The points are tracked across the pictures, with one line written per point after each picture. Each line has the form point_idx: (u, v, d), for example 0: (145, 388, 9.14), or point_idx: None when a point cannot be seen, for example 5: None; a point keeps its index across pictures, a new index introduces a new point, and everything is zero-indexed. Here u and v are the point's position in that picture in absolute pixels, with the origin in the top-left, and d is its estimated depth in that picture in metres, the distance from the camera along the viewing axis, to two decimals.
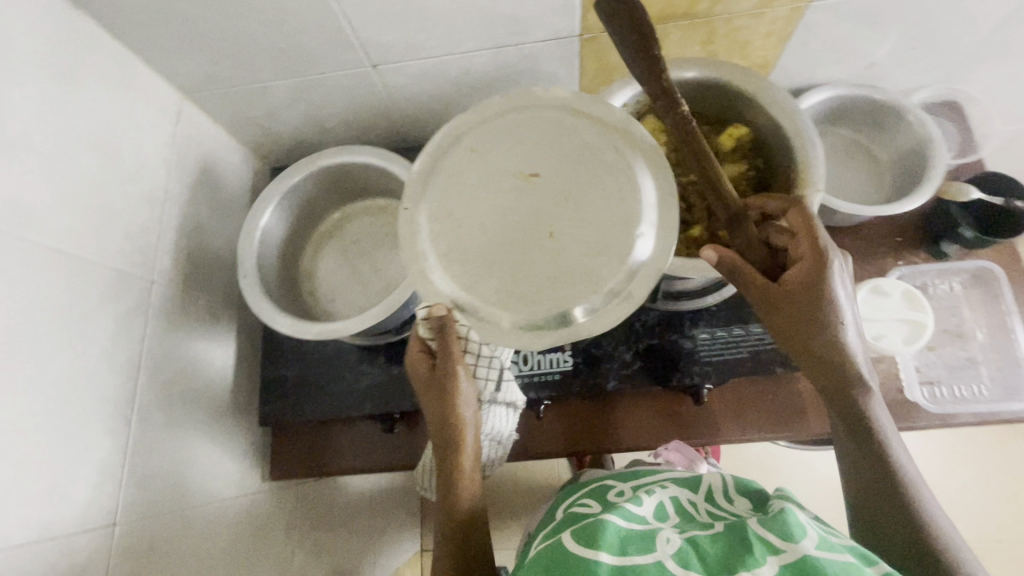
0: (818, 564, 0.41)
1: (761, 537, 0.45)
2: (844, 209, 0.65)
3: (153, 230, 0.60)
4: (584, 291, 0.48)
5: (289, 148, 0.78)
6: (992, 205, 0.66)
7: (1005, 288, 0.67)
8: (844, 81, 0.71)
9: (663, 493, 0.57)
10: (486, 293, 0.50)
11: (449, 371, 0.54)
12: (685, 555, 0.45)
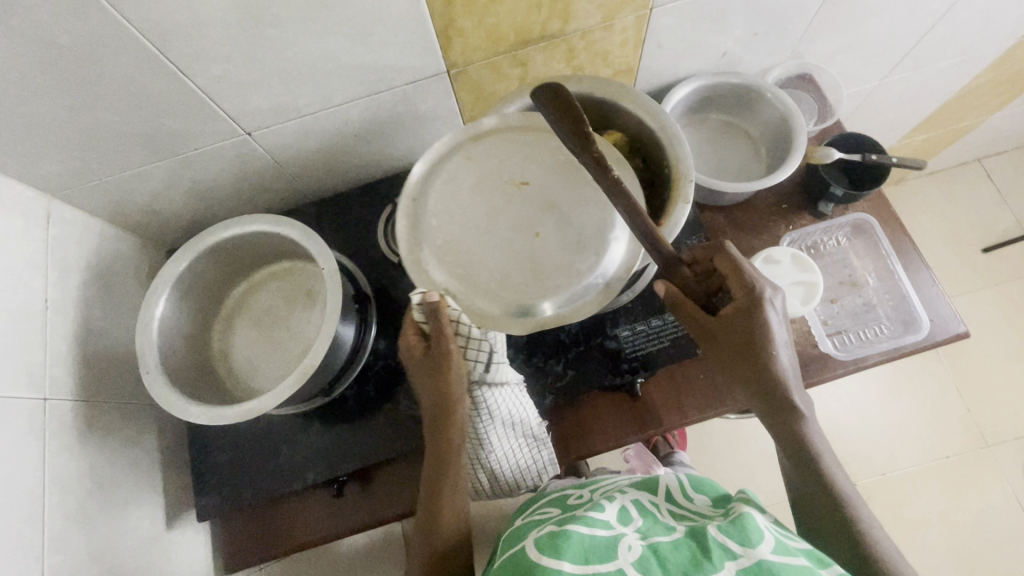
0: (773, 568, 0.43)
1: (721, 543, 0.46)
2: (728, 189, 0.70)
3: (36, 343, 0.56)
4: (557, 289, 0.55)
5: (183, 226, 0.75)
6: (854, 163, 0.73)
7: (880, 234, 0.73)
8: (705, 71, 0.76)
9: (624, 497, 0.57)
10: (474, 284, 0.57)
11: (442, 352, 0.58)
12: (648, 561, 0.46)
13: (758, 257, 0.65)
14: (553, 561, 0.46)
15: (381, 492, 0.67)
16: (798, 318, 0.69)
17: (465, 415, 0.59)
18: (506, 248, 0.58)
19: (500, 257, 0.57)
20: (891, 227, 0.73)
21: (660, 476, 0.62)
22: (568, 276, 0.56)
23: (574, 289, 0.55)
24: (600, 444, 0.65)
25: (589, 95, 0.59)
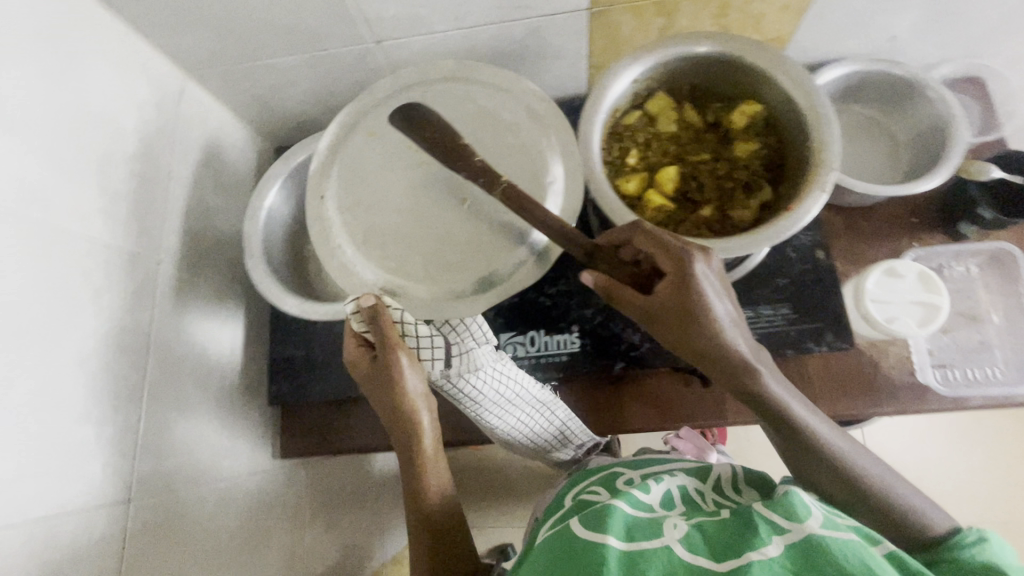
0: (824, 541, 0.40)
1: (765, 518, 0.44)
2: (860, 189, 0.64)
3: (159, 210, 0.60)
4: (498, 256, 0.53)
5: (293, 127, 0.77)
6: (1012, 183, 0.64)
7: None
8: (861, 56, 0.69)
9: (671, 482, 0.57)
10: (414, 271, 0.53)
11: (392, 361, 0.54)
12: (695, 543, 0.45)
13: (879, 268, 0.61)
14: (597, 535, 0.46)
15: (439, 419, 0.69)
16: (903, 341, 0.64)
17: (425, 416, 0.58)
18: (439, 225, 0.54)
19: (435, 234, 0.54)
20: None
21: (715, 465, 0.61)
22: (503, 245, 0.53)
23: (516, 258, 0.52)
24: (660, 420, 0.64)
25: (736, 58, 0.54)
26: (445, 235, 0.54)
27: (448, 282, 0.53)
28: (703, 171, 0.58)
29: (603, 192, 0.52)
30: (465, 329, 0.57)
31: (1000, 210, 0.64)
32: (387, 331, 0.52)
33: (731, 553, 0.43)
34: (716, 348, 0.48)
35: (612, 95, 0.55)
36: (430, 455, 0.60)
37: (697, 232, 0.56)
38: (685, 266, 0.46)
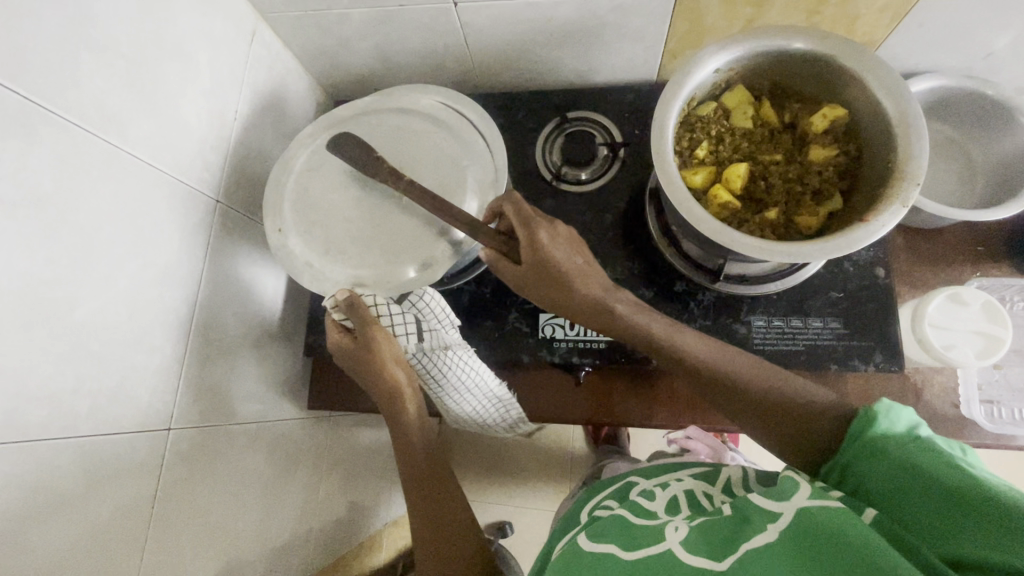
0: (814, 514, 0.38)
1: (760, 506, 0.43)
2: (930, 209, 0.62)
3: (222, 150, 0.60)
4: (420, 255, 0.58)
5: (356, 81, 0.77)
6: None
7: None
8: (951, 71, 0.66)
9: (676, 487, 0.56)
10: (361, 265, 0.59)
11: (371, 340, 0.55)
12: (695, 540, 0.43)
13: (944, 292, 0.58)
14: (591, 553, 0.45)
15: None
16: (951, 371, 0.62)
17: (410, 391, 0.58)
18: (371, 229, 0.60)
19: (379, 238, 0.59)
20: None
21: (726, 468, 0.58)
22: (432, 246, 0.58)
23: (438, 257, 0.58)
24: (681, 419, 0.65)
25: (827, 58, 0.52)
26: (379, 235, 0.59)
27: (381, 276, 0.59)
28: (774, 171, 0.56)
29: (672, 181, 0.50)
30: (427, 307, 0.59)
31: None
32: (362, 312, 0.54)
33: (729, 545, 0.41)
34: (594, 304, 0.52)
35: (693, 81, 0.53)
36: (419, 438, 0.58)
37: (760, 233, 0.54)
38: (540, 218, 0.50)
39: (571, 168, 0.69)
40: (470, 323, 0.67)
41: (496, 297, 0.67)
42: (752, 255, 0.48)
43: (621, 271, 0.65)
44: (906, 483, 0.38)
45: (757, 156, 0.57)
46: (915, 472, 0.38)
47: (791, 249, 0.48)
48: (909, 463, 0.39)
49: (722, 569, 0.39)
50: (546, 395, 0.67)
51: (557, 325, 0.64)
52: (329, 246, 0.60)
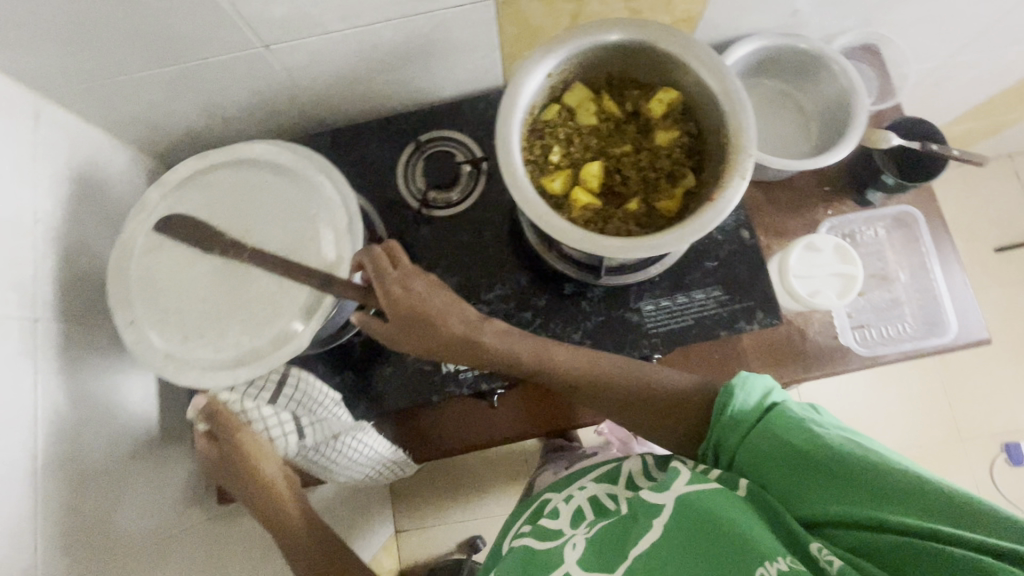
0: (688, 503, 0.46)
1: (646, 503, 0.50)
2: (774, 164, 0.66)
3: (28, 259, 0.52)
4: (295, 310, 0.51)
5: (186, 141, 0.69)
6: (909, 150, 0.68)
7: (924, 231, 0.70)
8: (769, 30, 0.69)
9: (581, 496, 0.60)
10: (231, 346, 0.51)
11: (235, 442, 0.58)
12: (591, 556, 0.49)
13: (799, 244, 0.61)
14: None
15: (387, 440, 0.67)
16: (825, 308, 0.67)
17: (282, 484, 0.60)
18: (229, 303, 0.51)
19: (242, 310, 0.51)
20: (935, 223, 0.70)
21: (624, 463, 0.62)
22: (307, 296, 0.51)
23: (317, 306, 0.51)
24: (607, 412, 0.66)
25: (649, 45, 0.53)
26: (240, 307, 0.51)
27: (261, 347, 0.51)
28: (626, 164, 0.57)
29: (527, 200, 0.50)
30: (307, 392, 0.59)
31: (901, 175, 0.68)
32: (224, 418, 0.58)
33: (622, 552, 0.48)
34: (458, 339, 0.51)
35: (527, 91, 0.52)
36: (304, 525, 0.59)
37: (626, 227, 0.55)
38: (403, 261, 0.50)
39: (438, 192, 0.66)
40: (371, 374, 0.64)
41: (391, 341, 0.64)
42: (616, 258, 0.49)
43: (511, 286, 0.64)
44: (768, 450, 0.46)
45: (608, 150, 0.57)
46: (774, 440, 0.46)
47: (651, 245, 0.49)
48: (769, 432, 0.46)
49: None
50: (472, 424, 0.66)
51: None
52: (186, 338, 0.51)
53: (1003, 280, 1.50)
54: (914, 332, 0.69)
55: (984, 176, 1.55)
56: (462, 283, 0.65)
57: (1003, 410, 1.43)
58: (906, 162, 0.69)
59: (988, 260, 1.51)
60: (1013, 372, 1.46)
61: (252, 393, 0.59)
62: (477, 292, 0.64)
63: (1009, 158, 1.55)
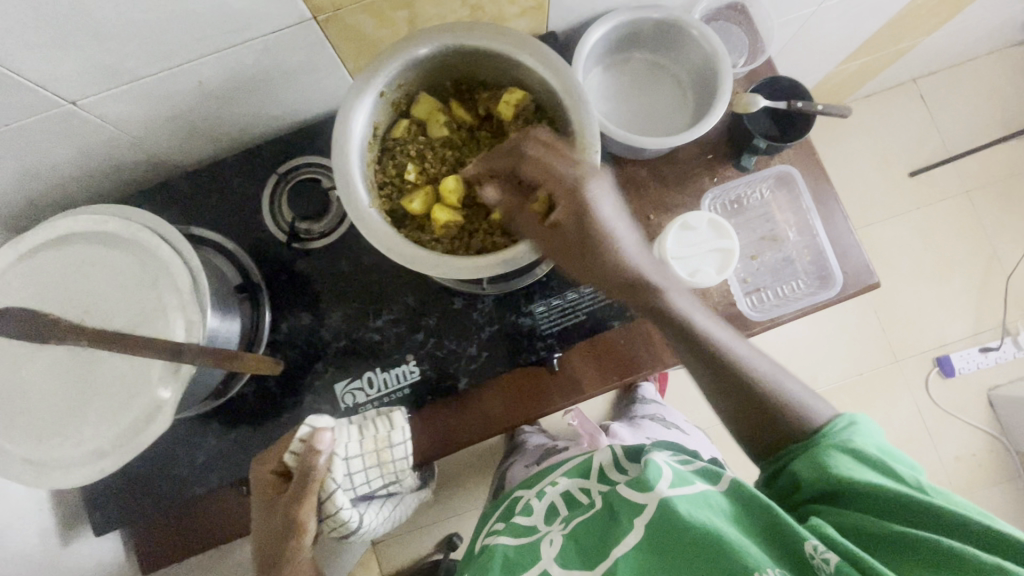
0: (670, 503, 0.48)
1: (630, 501, 0.52)
2: (648, 145, 0.65)
3: None
4: (153, 384, 0.47)
5: (28, 210, 0.63)
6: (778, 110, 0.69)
7: (802, 188, 0.70)
8: (628, 5, 0.67)
9: (553, 491, 0.63)
10: (89, 438, 0.47)
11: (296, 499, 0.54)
12: (568, 554, 0.52)
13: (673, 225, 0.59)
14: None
15: None
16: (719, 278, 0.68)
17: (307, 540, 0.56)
18: (78, 394, 0.47)
19: (94, 398, 0.47)
20: (817, 177, 0.70)
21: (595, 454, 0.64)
22: (165, 366, 0.47)
23: (179, 373, 0.47)
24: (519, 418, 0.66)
25: (481, 49, 0.50)
26: (91, 397, 0.47)
27: (122, 432, 0.47)
28: (483, 172, 0.55)
29: (374, 231, 0.48)
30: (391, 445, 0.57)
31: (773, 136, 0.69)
32: (309, 477, 0.54)
33: (603, 552, 0.50)
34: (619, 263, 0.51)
35: (361, 114, 0.49)
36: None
37: (493, 238, 0.54)
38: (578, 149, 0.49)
39: (308, 223, 0.63)
40: (270, 423, 0.62)
41: (284, 387, 0.62)
42: (474, 276, 0.48)
43: (399, 309, 0.63)
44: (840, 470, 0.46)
45: (467, 159, 0.55)
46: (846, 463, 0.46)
47: (508, 259, 0.47)
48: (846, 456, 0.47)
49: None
50: None
51: (354, 389, 0.61)
52: (35, 441, 0.47)
53: (922, 202, 1.55)
54: (804, 289, 0.70)
55: (892, 104, 1.58)
56: (348, 315, 0.63)
57: (933, 326, 1.50)
58: (777, 123, 0.70)
59: (905, 185, 1.56)
60: (939, 289, 1.52)
61: (348, 447, 0.56)
62: (365, 321, 0.63)
63: (913, 82, 1.59)
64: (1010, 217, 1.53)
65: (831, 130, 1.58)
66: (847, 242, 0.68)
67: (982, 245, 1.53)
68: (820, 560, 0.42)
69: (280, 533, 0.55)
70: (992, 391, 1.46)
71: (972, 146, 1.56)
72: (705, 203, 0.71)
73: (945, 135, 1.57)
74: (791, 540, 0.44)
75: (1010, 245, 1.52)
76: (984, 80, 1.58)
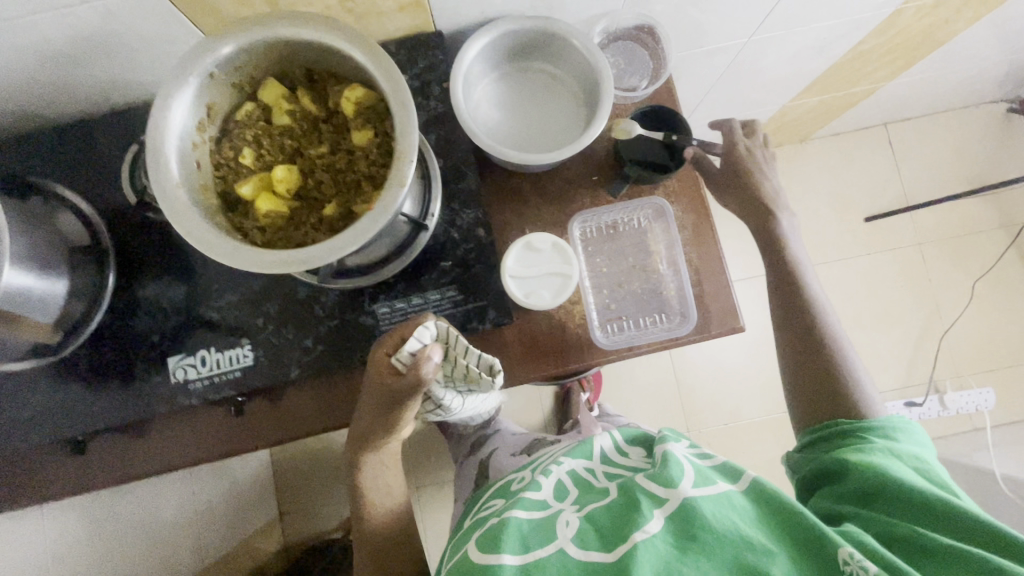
0: (694, 504, 0.52)
1: (647, 490, 0.56)
2: (516, 157, 0.63)
3: None
4: None
5: None
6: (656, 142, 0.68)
7: (671, 221, 0.69)
8: (521, 13, 0.65)
9: (560, 470, 0.67)
10: None
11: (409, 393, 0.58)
12: (585, 537, 0.54)
13: (517, 244, 0.63)
14: (494, 556, 0.52)
15: (128, 455, 0.64)
16: (578, 302, 0.67)
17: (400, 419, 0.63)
18: None
19: None
20: (693, 213, 0.69)
21: (593, 440, 0.71)
22: None
23: None
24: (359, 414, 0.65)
25: (316, 41, 0.50)
26: None
27: None
28: (319, 166, 0.54)
29: (175, 211, 0.47)
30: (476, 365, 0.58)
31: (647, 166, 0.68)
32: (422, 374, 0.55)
33: (620, 537, 0.53)
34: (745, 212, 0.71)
35: (183, 92, 0.49)
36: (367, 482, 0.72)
37: (320, 232, 0.53)
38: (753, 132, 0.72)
39: None
40: (102, 387, 0.62)
41: (120, 353, 0.62)
42: (268, 271, 0.47)
43: (243, 292, 0.63)
44: (882, 476, 0.56)
45: (308, 150, 0.55)
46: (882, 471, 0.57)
47: (303, 258, 0.47)
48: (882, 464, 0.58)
49: (611, 560, 0.51)
50: (215, 433, 0.64)
51: (185, 364, 0.62)
52: None
53: (873, 248, 1.53)
54: (663, 324, 0.69)
55: (859, 146, 1.56)
56: (193, 290, 0.63)
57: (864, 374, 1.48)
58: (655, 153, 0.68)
59: (859, 229, 1.54)
60: (877, 338, 1.50)
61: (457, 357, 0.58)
62: (208, 299, 0.63)
63: (883, 127, 1.56)
64: (959, 275, 1.51)
65: (793, 164, 1.56)
66: (710, 282, 0.68)
67: (926, 300, 1.51)
68: (855, 566, 0.47)
69: (381, 413, 0.61)
70: None
71: (932, 199, 1.54)
72: (573, 228, 0.70)
73: (907, 184, 1.55)
74: (824, 549, 0.49)
75: (954, 302, 1.51)
76: (954, 133, 1.56)
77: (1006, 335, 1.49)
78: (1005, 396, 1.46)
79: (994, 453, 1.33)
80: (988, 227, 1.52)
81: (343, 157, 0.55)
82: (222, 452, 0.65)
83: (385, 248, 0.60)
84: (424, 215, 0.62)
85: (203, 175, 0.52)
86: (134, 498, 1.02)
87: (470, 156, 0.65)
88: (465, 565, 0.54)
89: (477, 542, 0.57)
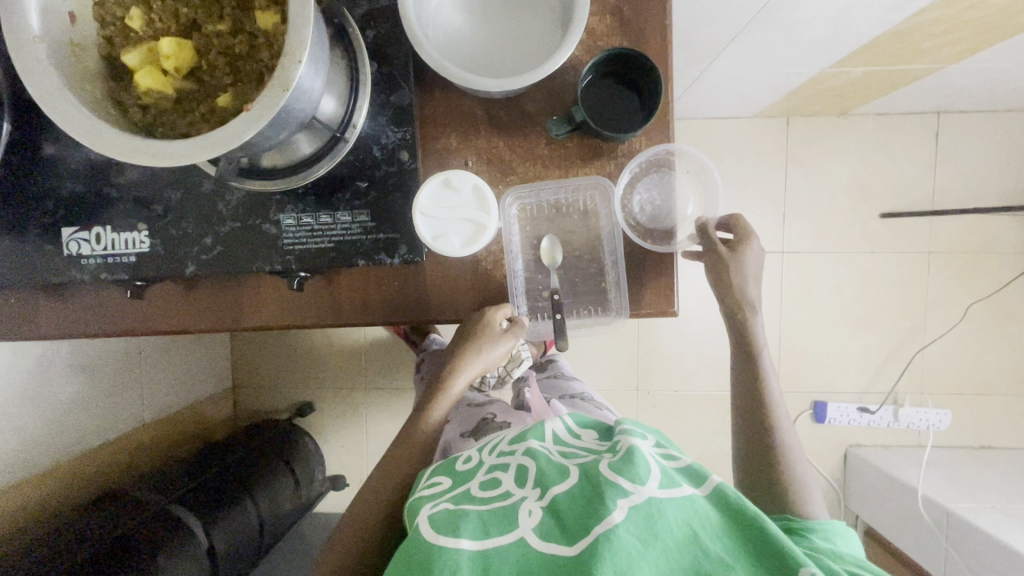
0: (660, 506, 0.46)
1: (612, 482, 0.48)
2: (456, 77, 0.54)
3: None
4: None
5: None
6: (607, 87, 0.61)
7: (608, 207, 0.62)
8: None
9: (517, 456, 0.57)
10: None
11: (499, 337, 0.65)
12: (548, 528, 0.47)
13: (435, 179, 0.57)
14: (449, 541, 0.45)
15: (18, 316, 0.63)
16: (497, 253, 0.62)
17: (464, 375, 0.70)
18: None
19: None
20: None
21: (544, 423, 0.62)
22: None
23: None
24: (261, 319, 0.63)
25: None
26: None
27: None
28: (216, 47, 0.47)
29: (31, 69, 0.42)
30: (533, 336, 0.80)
31: (600, 113, 0.60)
32: (517, 330, 0.65)
33: (584, 527, 0.46)
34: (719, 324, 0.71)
35: None
36: (437, 411, 0.71)
37: (203, 124, 0.47)
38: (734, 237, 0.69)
39: None
40: None
41: (9, 214, 0.59)
42: (121, 155, 0.42)
43: (144, 171, 0.59)
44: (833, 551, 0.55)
45: (205, 23, 0.48)
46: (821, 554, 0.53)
47: (167, 150, 0.42)
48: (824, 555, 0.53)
49: (572, 554, 0.44)
50: (114, 311, 0.63)
51: (78, 239, 0.59)
52: None
53: (879, 247, 1.43)
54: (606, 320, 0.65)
55: (901, 132, 1.41)
56: (93, 160, 0.59)
57: (828, 371, 1.45)
58: (607, 96, 0.61)
59: (870, 224, 1.43)
60: (852, 338, 1.45)
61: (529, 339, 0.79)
62: (109, 172, 0.59)
63: (935, 115, 1.39)
64: (958, 294, 1.43)
65: (822, 139, 1.42)
66: (648, 259, 0.62)
67: (916, 311, 1.44)
68: None
69: (461, 349, 0.67)
70: (853, 448, 1.45)
71: (960, 206, 1.41)
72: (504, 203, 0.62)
73: (939, 186, 1.41)
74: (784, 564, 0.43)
75: (944, 318, 1.43)
76: (1007, 137, 1.39)
77: (983, 363, 1.44)
78: (958, 422, 1.44)
79: (928, 471, 1.34)
80: (1006, 249, 1.41)
81: (240, 37, 0.47)
82: (119, 330, 0.64)
83: (303, 149, 0.55)
84: (345, 125, 0.56)
85: (79, 33, 0.46)
86: (71, 351, 1.04)
87: (409, 68, 0.59)
88: (416, 549, 0.46)
89: (427, 523, 0.49)
